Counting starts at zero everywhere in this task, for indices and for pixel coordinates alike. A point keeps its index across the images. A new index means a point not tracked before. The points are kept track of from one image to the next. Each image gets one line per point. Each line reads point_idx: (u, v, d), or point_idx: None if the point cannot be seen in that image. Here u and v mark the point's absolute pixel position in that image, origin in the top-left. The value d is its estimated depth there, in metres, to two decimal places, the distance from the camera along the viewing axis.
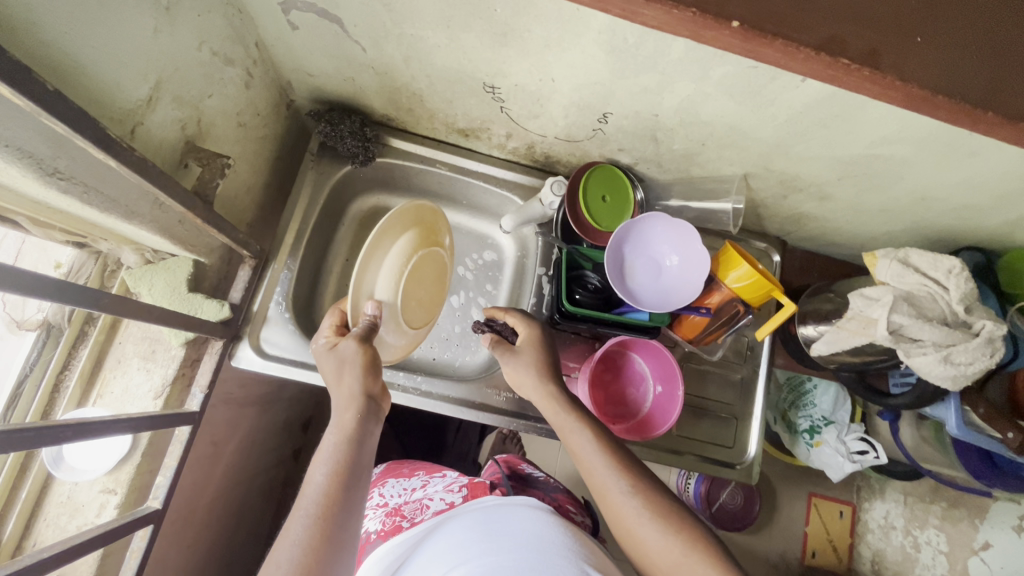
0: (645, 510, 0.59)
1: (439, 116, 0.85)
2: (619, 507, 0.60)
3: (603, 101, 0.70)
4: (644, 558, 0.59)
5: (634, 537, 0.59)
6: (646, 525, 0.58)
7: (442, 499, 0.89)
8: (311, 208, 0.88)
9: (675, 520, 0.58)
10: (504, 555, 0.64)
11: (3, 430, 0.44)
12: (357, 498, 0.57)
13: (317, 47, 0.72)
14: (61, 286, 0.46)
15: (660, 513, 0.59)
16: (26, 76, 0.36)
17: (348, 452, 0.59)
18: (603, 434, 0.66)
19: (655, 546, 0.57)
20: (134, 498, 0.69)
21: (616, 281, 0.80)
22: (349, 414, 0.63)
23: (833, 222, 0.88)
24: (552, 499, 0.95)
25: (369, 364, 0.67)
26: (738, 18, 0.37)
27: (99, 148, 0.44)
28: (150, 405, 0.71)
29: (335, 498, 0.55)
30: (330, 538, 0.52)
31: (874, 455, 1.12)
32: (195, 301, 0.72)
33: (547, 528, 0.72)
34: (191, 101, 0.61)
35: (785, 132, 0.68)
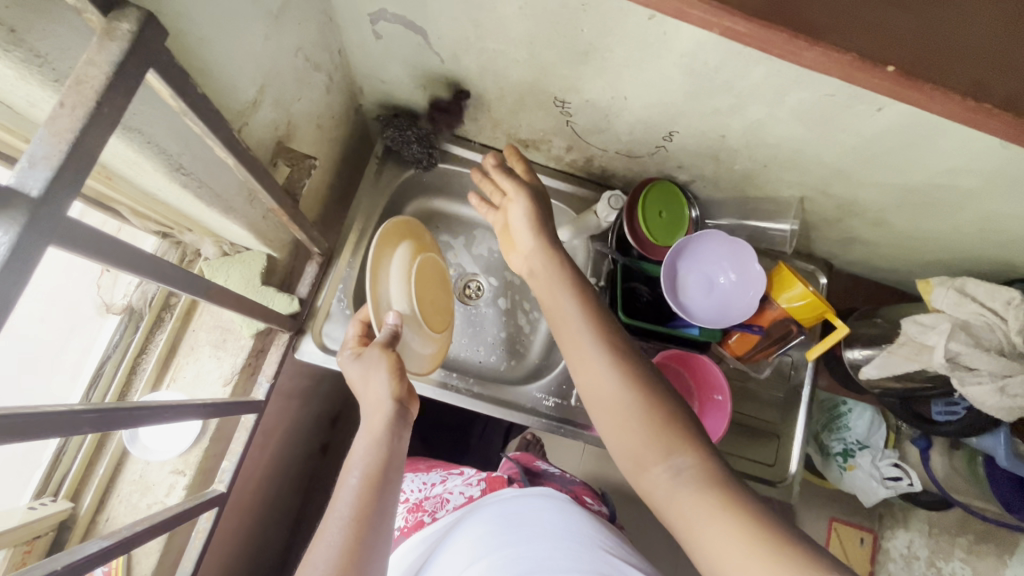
0: (613, 363, 0.58)
1: (502, 127, 0.87)
2: (594, 373, 0.59)
3: (671, 120, 0.73)
4: (612, 418, 0.56)
5: (592, 382, 0.59)
6: (607, 373, 0.58)
7: (462, 492, 0.89)
8: (372, 209, 0.91)
9: (648, 397, 0.56)
10: (527, 547, 0.67)
11: (127, 405, 0.47)
12: (389, 502, 0.58)
13: (397, 56, 0.75)
14: None
15: (635, 388, 0.56)
16: (181, 80, 0.39)
17: (377, 455, 0.61)
18: (587, 301, 0.64)
19: (613, 391, 0.57)
20: (199, 481, 0.72)
21: (670, 295, 0.81)
22: (380, 419, 0.65)
23: (885, 247, 0.89)
24: (568, 489, 0.95)
25: (395, 368, 0.68)
26: (894, 62, 0.37)
27: (223, 147, 0.47)
28: (219, 392, 0.74)
29: (369, 503, 0.56)
30: (365, 536, 0.53)
31: (908, 483, 1.13)
32: (268, 294, 0.75)
33: (569, 521, 0.74)
34: (284, 104, 0.64)
35: (852, 159, 0.69)
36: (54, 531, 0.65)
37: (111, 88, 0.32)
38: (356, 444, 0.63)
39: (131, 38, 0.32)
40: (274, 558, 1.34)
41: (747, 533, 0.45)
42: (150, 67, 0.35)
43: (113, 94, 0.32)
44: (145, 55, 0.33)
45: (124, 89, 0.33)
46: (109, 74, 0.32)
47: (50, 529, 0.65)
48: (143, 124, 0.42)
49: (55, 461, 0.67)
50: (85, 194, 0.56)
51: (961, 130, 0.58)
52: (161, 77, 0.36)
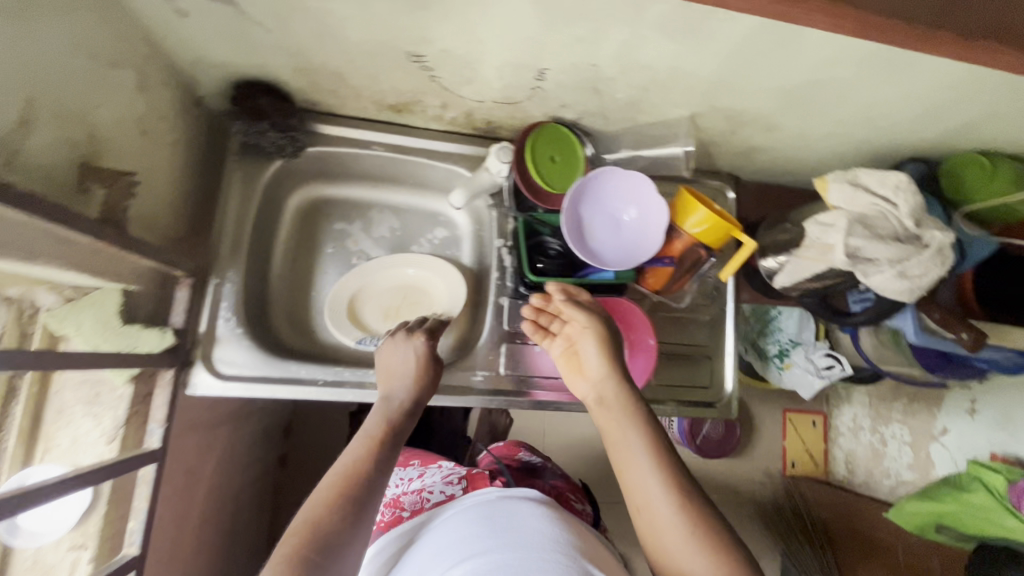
0: (670, 491, 0.54)
1: (366, 94, 0.78)
2: (633, 473, 0.56)
3: (538, 57, 0.66)
4: (648, 522, 0.54)
5: (642, 503, 0.55)
6: (664, 504, 0.53)
7: (442, 491, 0.88)
8: (244, 212, 0.82)
9: (688, 500, 0.53)
10: (516, 553, 0.62)
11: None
12: (393, 467, 0.63)
13: (214, 33, 0.64)
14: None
15: (676, 495, 0.53)
16: None
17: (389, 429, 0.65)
18: (636, 399, 0.60)
19: (671, 524, 0.52)
20: (108, 548, 0.65)
21: (576, 240, 0.77)
22: (393, 398, 0.70)
23: (783, 151, 0.88)
24: (551, 487, 0.98)
25: (429, 372, 0.73)
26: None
27: None
28: (105, 452, 0.66)
29: (373, 460, 0.61)
30: (364, 491, 0.58)
31: (840, 368, 1.18)
32: (133, 334, 0.67)
33: (549, 522, 0.71)
34: (76, 115, 0.54)
35: (728, 68, 0.65)
36: None
37: None
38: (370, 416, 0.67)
39: None
40: None
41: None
42: None
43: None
44: None
45: None
46: None
47: None
48: None
49: None
50: None
51: None
52: None
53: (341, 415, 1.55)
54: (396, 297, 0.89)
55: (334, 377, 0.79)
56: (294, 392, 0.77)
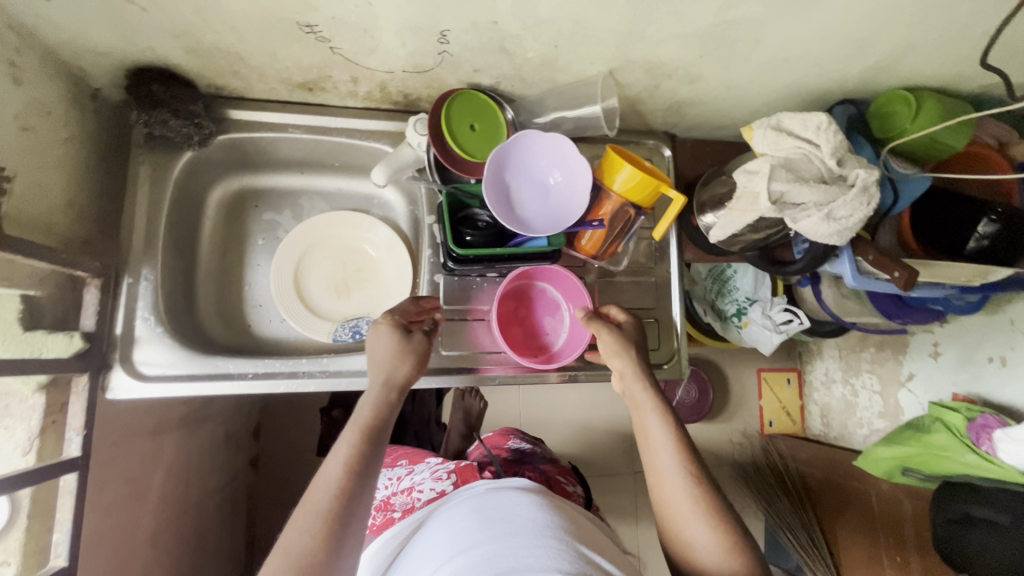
0: (698, 508, 0.61)
1: (271, 73, 0.75)
2: (667, 488, 0.63)
3: (435, 18, 0.63)
4: (675, 528, 0.62)
5: (659, 482, 0.64)
6: (680, 488, 0.62)
7: (432, 488, 0.87)
8: (157, 208, 0.79)
9: (716, 517, 0.60)
10: (503, 544, 0.61)
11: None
12: (378, 464, 0.61)
13: (87, 16, 0.61)
14: None
15: (710, 514, 0.60)
16: None
17: (378, 423, 0.62)
18: (673, 420, 0.66)
19: (682, 502, 0.61)
20: (34, 563, 0.63)
21: (502, 210, 0.75)
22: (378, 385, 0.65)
23: (712, 104, 0.86)
24: (542, 471, 0.97)
25: (413, 358, 0.68)
26: None
27: None
28: (20, 464, 0.63)
29: (362, 463, 0.59)
30: (352, 500, 0.56)
31: (799, 322, 1.17)
32: (36, 340, 0.63)
33: (539, 509, 0.69)
34: None
35: (633, 14, 0.63)
36: None
37: None
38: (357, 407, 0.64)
39: None
40: None
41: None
42: None
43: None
44: None
45: None
46: None
47: None
48: None
49: None
50: None
51: None
52: None
53: (310, 414, 1.53)
54: (340, 269, 0.91)
55: (263, 368, 0.77)
56: (221, 386, 0.74)
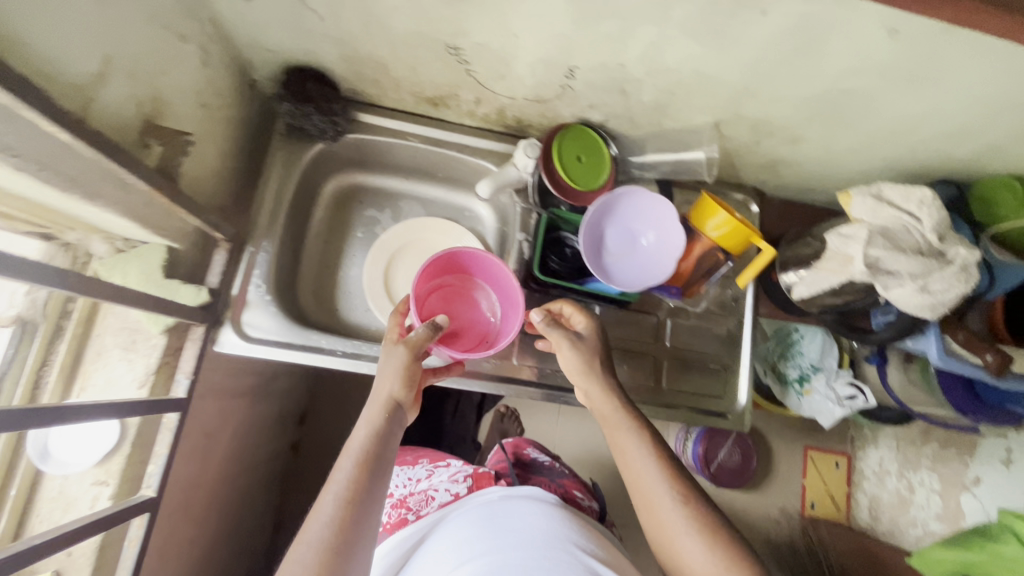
0: (698, 533, 0.61)
1: (406, 86, 0.83)
2: (663, 513, 0.64)
3: (569, 55, 0.70)
4: (674, 552, 0.62)
5: (651, 507, 0.65)
6: (665, 505, 0.63)
7: (447, 490, 0.88)
8: (283, 189, 0.87)
9: (715, 538, 0.61)
10: (512, 553, 0.65)
11: (17, 409, 0.48)
12: (378, 490, 0.62)
13: (273, 19, 0.70)
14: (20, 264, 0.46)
15: (706, 535, 0.61)
16: None
17: (375, 446, 0.64)
18: (660, 447, 0.68)
19: (672, 521, 0.63)
20: (127, 488, 0.69)
21: (590, 257, 0.80)
22: (377, 409, 0.67)
23: (808, 166, 0.88)
24: (558, 485, 0.99)
25: (408, 375, 0.69)
26: None
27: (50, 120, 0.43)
28: (135, 394, 0.70)
29: (361, 491, 0.60)
30: (351, 529, 0.58)
31: (863, 399, 1.15)
32: (172, 287, 0.72)
33: (553, 523, 0.73)
34: (147, 78, 0.60)
35: (753, 72, 0.67)
36: None
37: None
38: (353, 434, 0.65)
39: None
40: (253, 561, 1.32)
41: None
42: None
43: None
44: None
45: None
46: None
47: None
48: None
49: None
50: None
51: (847, 22, 0.56)
52: None
53: (356, 408, 1.58)
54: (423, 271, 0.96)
55: (351, 349, 0.82)
56: (314, 359, 0.80)
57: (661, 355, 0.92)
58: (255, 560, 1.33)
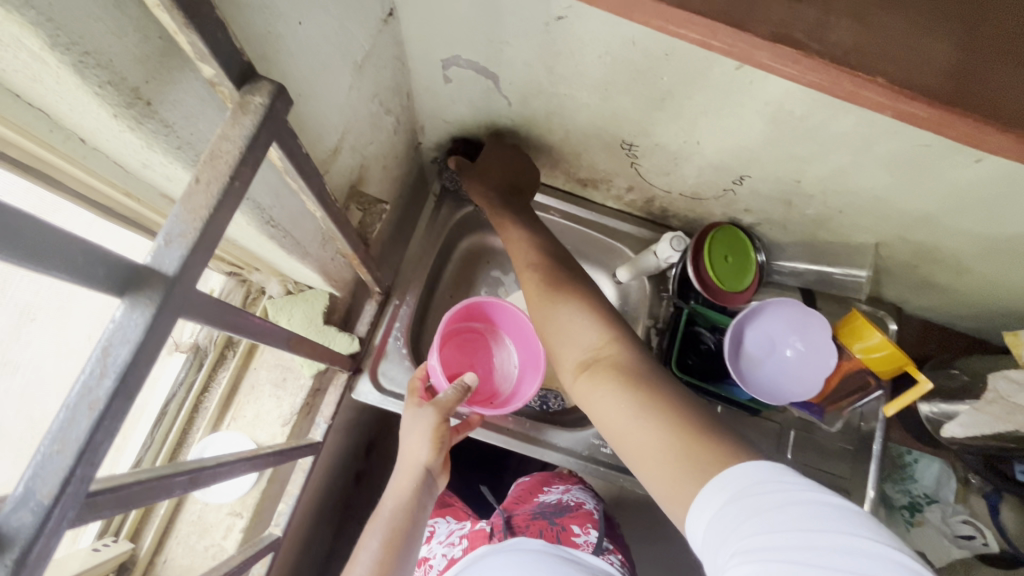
0: (615, 365, 0.57)
1: (562, 166, 0.87)
2: (578, 365, 0.60)
3: (745, 165, 0.71)
4: (592, 382, 0.57)
5: (581, 370, 0.60)
6: (607, 361, 0.58)
7: (444, 555, 0.85)
8: (429, 246, 0.91)
9: (626, 378, 0.55)
10: None
11: (205, 465, 0.47)
12: (402, 567, 0.61)
13: (465, 99, 0.75)
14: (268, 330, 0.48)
15: (614, 373, 0.56)
16: (289, 140, 0.39)
17: (401, 518, 0.64)
18: (589, 311, 0.63)
19: (596, 368, 0.58)
20: (256, 523, 0.71)
21: (731, 359, 0.79)
22: (407, 481, 0.68)
23: (964, 295, 0.84)
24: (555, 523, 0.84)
25: (439, 438, 0.69)
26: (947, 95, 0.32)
27: (315, 200, 0.47)
28: (279, 432, 0.73)
29: (387, 569, 0.60)
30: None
31: (983, 543, 1.05)
32: (329, 334, 0.75)
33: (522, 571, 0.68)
34: (360, 149, 0.65)
35: (942, 207, 0.66)
36: (115, 572, 0.65)
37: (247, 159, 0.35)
38: (382, 508, 0.66)
39: (261, 110, 0.35)
40: None
41: (693, 458, 0.45)
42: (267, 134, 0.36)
43: (241, 164, 0.34)
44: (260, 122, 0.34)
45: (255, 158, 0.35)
46: (243, 148, 0.34)
47: (110, 570, 0.64)
48: None
49: None
50: None
51: None
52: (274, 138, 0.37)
53: None
54: None
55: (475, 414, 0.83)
56: None
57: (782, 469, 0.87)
58: None
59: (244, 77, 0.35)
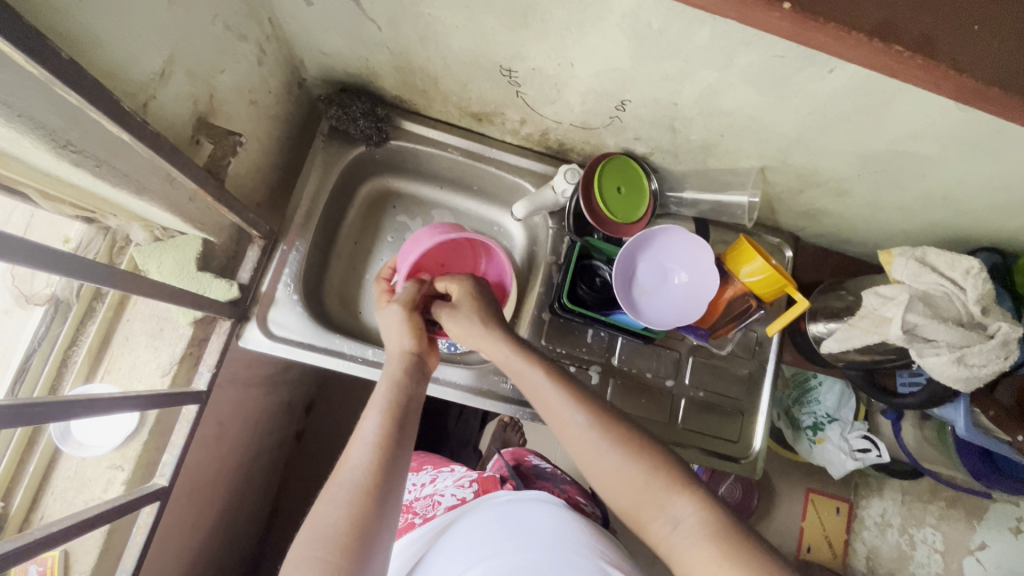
0: (625, 457, 0.61)
1: (453, 100, 0.83)
2: (583, 447, 0.64)
3: (623, 88, 0.69)
4: (611, 477, 0.61)
5: (613, 482, 0.61)
6: (630, 468, 0.61)
7: (454, 495, 0.84)
8: (321, 188, 0.87)
9: (648, 457, 0.61)
10: (527, 551, 0.65)
11: (6, 406, 0.42)
12: (407, 439, 0.60)
13: (333, 26, 0.70)
14: (55, 257, 0.45)
15: (630, 453, 0.61)
16: (15, 34, 0.34)
17: (399, 395, 0.63)
18: (579, 393, 0.67)
19: (633, 481, 0.60)
20: (141, 475, 0.70)
21: (621, 291, 0.79)
22: (398, 364, 0.67)
23: (849, 219, 0.86)
24: (561, 490, 0.90)
25: (415, 326, 0.71)
26: None
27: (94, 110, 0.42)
28: (158, 383, 0.70)
29: (391, 434, 0.59)
30: (385, 468, 0.56)
31: (876, 454, 1.09)
32: (204, 280, 0.72)
33: (559, 520, 0.72)
34: (203, 76, 0.60)
35: (809, 124, 0.66)
36: None
37: None
38: (377, 390, 0.64)
39: None
40: (250, 548, 1.32)
41: (741, 563, 0.52)
42: None
43: None
44: None
45: None
46: None
47: None
48: None
49: None
50: None
51: (914, 91, 0.55)
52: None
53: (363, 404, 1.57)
54: None
55: (371, 356, 0.82)
56: (333, 363, 0.80)
57: (679, 393, 0.91)
58: (252, 546, 1.33)
59: None
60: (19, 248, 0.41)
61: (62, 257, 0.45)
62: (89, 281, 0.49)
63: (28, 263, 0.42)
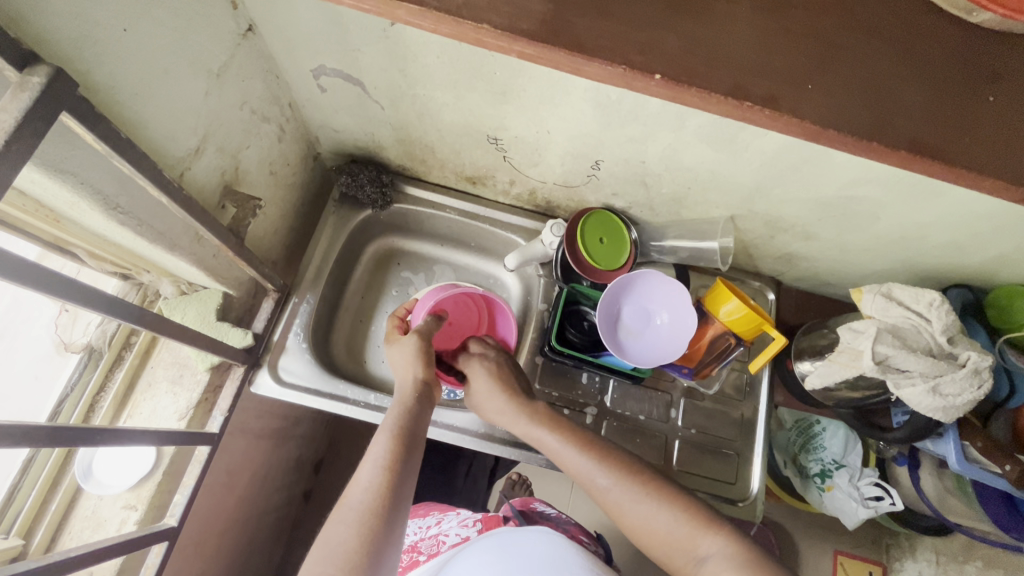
0: (657, 504, 0.65)
1: (448, 166, 0.93)
2: (605, 499, 0.68)
3: (595, 150, 0.78)
4: (645, 526, 0.65)
5: (645, 530, 0.65)
6: (660, 514, 0.65)
7: (457, 533, 0.85)
8: (332, 247, 0.96)
9: (675, 500, 0.65)
10: None
11: (46, 426, 0.49)
12: (413, 463, 0.64)
13: (344, 108, 0.82)
14: (103, 299, 0.52)
15: (658, 497, 0.66)
16: (86, 120, 0.44)
17: (405, 423, 0.68)
18: (602, 450, 0.72)
19: (656, 521, 0.64)
20: (153, 515, 0.73)
21: (606, 333, 0.84)
22: (408, 393, 0.72)
23: (822, 262, 0.92)
24: (564, 530, 0.91)
25: (424, 355, 0.76)
26: (581, 43, 0.38)
27: (140, 176, 0.52)
28: (174, 426, 0.76)
29: (397, 458, 0.63)
30: (393, 489, 0.60)
31: (890, 501, 1.05)
32: (222, 329, 0.79)
33: (557, 546, 0.74)
34: (231, 151, 0.71)
35: (763, 175, 0.73)
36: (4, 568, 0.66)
37: (26, 129, 0.39)
38: (387, 419, 0.69)
39: (41, 88, 0.39)
40: None
41: None
42: (63, 110, 0.42)
43: (23, 133, 0.39)
44: (53, 104, 0.40)
45: (38, 130, 0.40)
46: (17, 118, 0.38)
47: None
48: (61, 160, 0.47)
49: (8, 500, 0.69)
50: (41, 238, 0.61)
51: None
52: (72, 117, 0.43)
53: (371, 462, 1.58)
54: None
55: (372, 401, 0.87)
56: (337, 407, 0.85)
57: (672, 434, 0.93)
58: None
59: (25, 59, 0.39)
60: (75, 290, 0.49)
61: (106, 298, 0.53)
62: (126, 322, 0.56)
63: (79, 303, 0.50)
